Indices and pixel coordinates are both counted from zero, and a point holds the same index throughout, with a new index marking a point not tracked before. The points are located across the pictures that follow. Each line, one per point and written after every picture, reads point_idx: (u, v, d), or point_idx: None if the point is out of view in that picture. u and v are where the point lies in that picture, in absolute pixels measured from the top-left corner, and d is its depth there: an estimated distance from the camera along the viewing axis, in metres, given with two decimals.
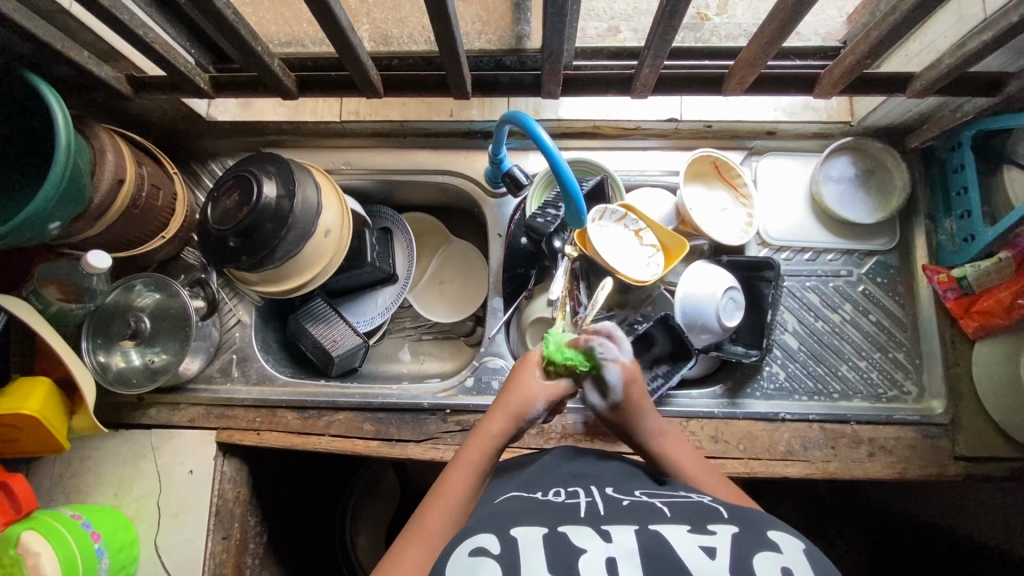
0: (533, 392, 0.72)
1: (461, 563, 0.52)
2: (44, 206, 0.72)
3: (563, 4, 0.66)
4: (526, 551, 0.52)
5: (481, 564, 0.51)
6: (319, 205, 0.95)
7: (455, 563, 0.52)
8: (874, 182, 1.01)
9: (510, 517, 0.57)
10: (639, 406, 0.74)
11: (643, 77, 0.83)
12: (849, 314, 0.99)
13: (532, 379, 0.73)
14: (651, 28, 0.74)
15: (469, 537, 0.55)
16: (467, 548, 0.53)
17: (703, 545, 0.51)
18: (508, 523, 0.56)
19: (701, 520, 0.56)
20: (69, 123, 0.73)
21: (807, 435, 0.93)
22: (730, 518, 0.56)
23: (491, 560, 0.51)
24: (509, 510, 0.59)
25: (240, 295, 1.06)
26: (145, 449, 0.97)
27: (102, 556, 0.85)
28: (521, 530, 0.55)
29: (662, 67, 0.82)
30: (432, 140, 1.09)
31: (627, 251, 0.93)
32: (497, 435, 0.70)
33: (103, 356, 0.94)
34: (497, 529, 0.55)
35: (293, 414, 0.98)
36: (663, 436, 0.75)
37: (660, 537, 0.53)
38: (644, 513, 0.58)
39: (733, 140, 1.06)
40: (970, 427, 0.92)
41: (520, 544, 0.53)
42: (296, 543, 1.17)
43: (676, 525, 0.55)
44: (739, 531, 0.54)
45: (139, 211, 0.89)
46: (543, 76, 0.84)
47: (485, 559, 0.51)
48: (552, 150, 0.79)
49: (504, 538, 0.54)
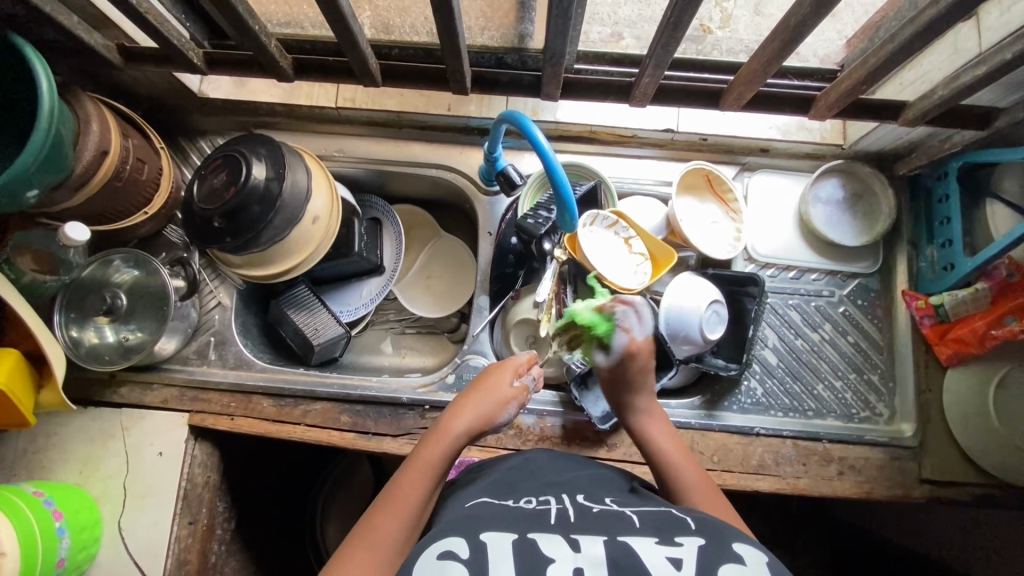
0: (506, 394, 0.77)
1: (429, 565, 0.52)
2: (23, 172, 0.70)
3: (567, 7, 0.66)
4: (494, 557, 0.52)
5: (449, 568, 0.51)
6: (308, 189, 0.96)
7: (422, 566, 0.52)
8: (861, 206, 1.03)
9: (479, 522, 0.57)
10: (634, 384, 0.83)
11: (642, 86, 0.83)
12: (828, 334, 1.01)
13: (503, 383, 0.77)
14: (654, 38, 0.74)
15: (437, 540, 0.55)
16: (436, 551, 0.53)
17: (670, 557, 0.52)
18: (477, 528, 0.56)
19: (669, 532, 0.56)
20: (54, 89, 0.71)
21: (780, 450, 0.95)
22: (697, 530, 0.57)
23: (458, 564, 0.51)
24: (478, 515, 0.59)
25: (222, 277, 1.04)
26: (114, 429, 0.95)
27: (63, 534, 0.84)
28: (490, 535, 0.55)
29: (663, 77, 0.81)
30: (428, 133, 1.07)
31: (616, 257, 0.95)
32: (459, 438, 0.72)
33: (75, 331, 0.92)
34: (466, 533, 0.55)
35: (269, 401, 0.97)
36: (650, 419, 0.83)
37: (628, 547, 0.54)
38: (614, 521, 0.58)
39: (726, 154, 1.06)
40: (937, 451, 0.95)
41: (488, 550, 0.53)
42: (265, 530, 1.16)
43: (643, 536, 0.56)
44: (705, 542, 0.55)
45: (122, 184, 0.87)
46: (543, 78, 0.83)
47: (451, 563, 0.52)
48: (548, 153, 0.78)
49: (473, 542, 0.54)
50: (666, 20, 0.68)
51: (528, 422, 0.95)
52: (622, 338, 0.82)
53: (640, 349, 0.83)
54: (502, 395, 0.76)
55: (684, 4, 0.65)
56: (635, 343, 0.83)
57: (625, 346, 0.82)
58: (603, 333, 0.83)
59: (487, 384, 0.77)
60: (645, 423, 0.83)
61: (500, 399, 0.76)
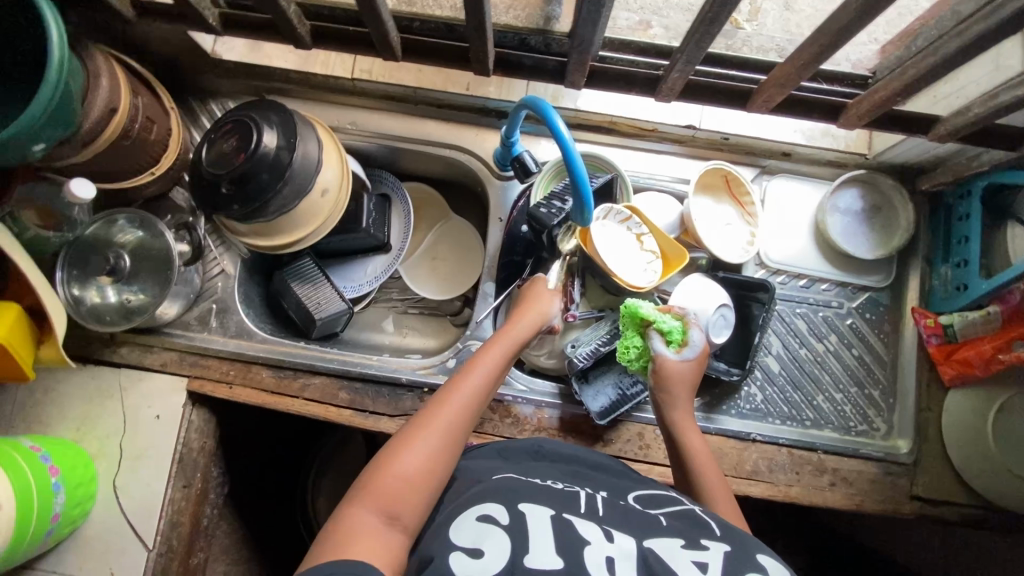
0: (548, 298, 0.87)
1: (474, 524, 0.60)
2: (29, 128, 0.69)
3: None
4: (531, 528, 0.60)
5: (489, 529, 0.59)
6: (319, 161, 0.94)
7: (468, 523, 0.61)
8: (879, 219, 1.01)
9: (518, 494, 0.65)
10: (681, 387, 0.85)
11: (671, 79, 0.80)
12: (833, 346, 1.00)
13: (544, 292, 0.88)
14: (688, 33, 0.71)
15: (481, 505, 0.64)
16: (480, 513, 0.62)
17: (696, 560, 0.57)
18: (517, 499, 0.64)
19: (694, 535, 0.62)
20: (64, 39, 0.68)
21: (775, 458, 0.95)
22: (722, 537, 0.62)
23: (499, 528, 0.60)
24: (517, 487, 0.67)
25: (227, 244, 1.02)
26: (112, 388, 0.95)
27: (58, 490, 0.84)
28: (529, 508, 0.62)
29: (692, 72, 0.79)
30: (443, 112, 1.05)
31: (626, 253, 0.94)
32: (506, 348, 0.80)
33: (77, 290, 0.91)
34: (507, 502, 0.64)
35: (268, 372, 0.97)
36: (683, 421, 0.84)
37: (655, 544, 0.60)
38: (643, 519, 0.64)
39: (747, 155, 1.04)
40: (930, 469, 0.95)
41: (526, 520, 0.61)
42: (257, 496, 1.19)
43: (669, 536, 0.61)
44: (730, 549, 0.60)
45: (130, 143, 0.85)
46: (568, 65, 0.81)
47: (492, 527, 0.60)
48: (568, 142, 0.75)
49: (513, 511, 0.62)
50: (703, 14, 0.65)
51: (526, 412, 0.95)
52: (694, 335, 0.87)
53: (700, 352, 0.87)
54: (545, 300, 0.87)
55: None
56: (700, 343, 0.87)
57: (699, 344, 0.87)
58: (666, 327, 0.86)
59: (534, 293, 0.88)
60: (678, 426, 0.84)
61: (544, 304, 0.87)
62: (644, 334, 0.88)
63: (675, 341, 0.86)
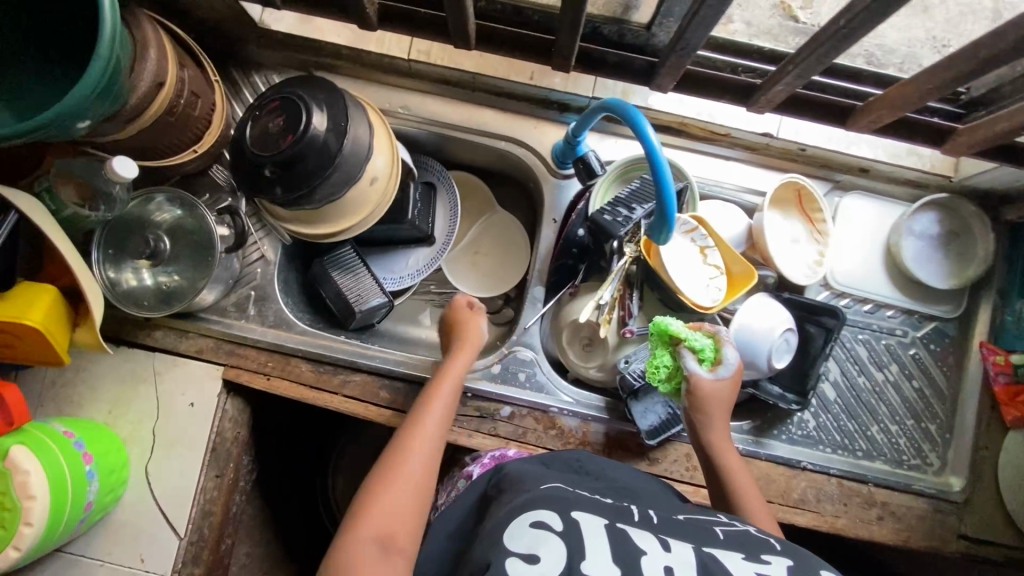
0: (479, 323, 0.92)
1: (525, 528, 0.56)
2: (79, 104, 0.63)
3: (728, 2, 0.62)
4: (588, 535, 0.57)
5: (543, 535, 0.55)
6: (369, 148, 0.89)
7: (519, 527, 0.56)
8: (955, 245, 0.96)
9: (568, 501, 0.61)
10: (716, 405, 0.80)
11: (772, 92, 0.80)
12: (893, 376, 0.96)
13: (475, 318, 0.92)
14: (806, 46, 0.70)
15: (529, 509, 0.59)
16: (529, 518, 0.58)
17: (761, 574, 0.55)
18: (568, 506, 0.60)
19: (754, 550, 0.59)
20: (116, 8, 0.63)
21: (824, 488, 0.92)
22: (783, 552, 0.59)
23: (553, 534, 0.56)
24: (563, 492, 0.63)
25: (267, 228, 0.98)
26: (146, 372, 0.92)
27: (92, 478, 0.82)
28: (581, 515, 0.59)
29: (796, 87, 0.79)
30: (502, 101, 0.98)
31: (689, 267, 0.89)
32: (456, 379, 0.84)
33: (112, 273, 0.87)
34: (559, 508, 0.60)
35: (308, 366, 0.93)
36: (719, 440, 0.81)
37: (716, 556, 0.57)
38: (697, 533, 0.61)
39: (823, 169, 0.98)
40: (981, 510, 0.92)
41: (581, 528, 0.57)
42: (280, 479, 1.16)
43: (730, 551, 0.58)
44: (793, 564, 0.57)
45: (175, 119, 0.80)
46: (662, 68, 0.79)
47: (547, 533, 0.56)
48: (657, 150, 0.70)
49: (566, 517, 0.58)
50: (835, 28, 0.65)
51: (571, 424, 0.92)
52: (728, 351, 0.81)
53: (736, 370, 0.81)
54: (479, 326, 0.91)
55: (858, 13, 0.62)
56: (734, 359, 0.81)
57: (734, 359, 0.81)
58: (698, 345, 0.81)
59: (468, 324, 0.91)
60: (716, 446, 0.81)
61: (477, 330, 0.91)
62: (674, 352, 0.83)
63: (708, 359, 0.81)
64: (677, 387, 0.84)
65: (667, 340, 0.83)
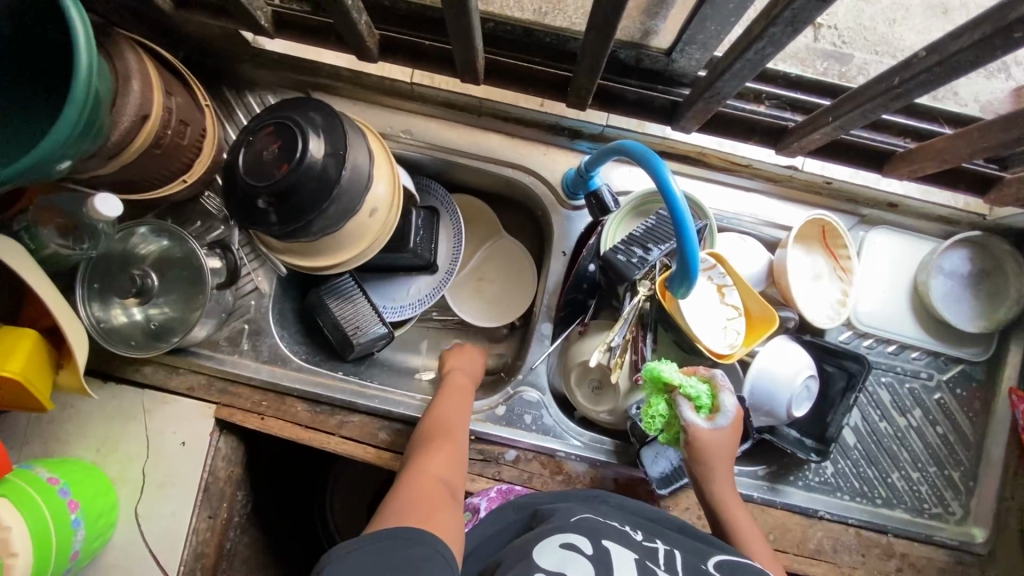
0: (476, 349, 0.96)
1: (554, 549, 0.59)
2: (58, 147, 0.58)
3: (767, 55, 0.58)
4: (614, 563, 0.57)
5: (570, 556, 0.57)
6: (369, 175, 0.83)
7: (548, 549, 0.59)
8: (986, 286, 0.90)
9: (601, 530, 0.63)
10: (719, 456, 0.74)
11: (806, 138, 0.75)
12: (916, 421, 0.92)
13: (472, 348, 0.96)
14: (853, 99, 0.66)
15: (561, 533, 0.61)
16: (559, 540, 0.60)
17: None
18: (600, 535, 0.61)
19: None
20: (91, 41, 0.57)
21: (840, 538, 0.88)
22: None
23: (579, 556, 0.58)
24: (599, 522, 0.65)
25: (261, 258, 0.93)
26: (134, 410, 0.88)
27: (78, 527, 0.77)
28: (611, 544, 0.60)
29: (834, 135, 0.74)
30: (508, 126, 0.93)
31: (705, 309, 0.84)
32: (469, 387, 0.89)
33: (99, 311, 0.82)
34: (591, 535, 0.61)
35: (304, 406, 0.89)
36: (724, 492, 0.75)
37: None
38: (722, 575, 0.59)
39: (848, 203, 0.94)
40: (1005, 563, 0.88)
41: (610, 555, 0.58)
42: (281, 513, 1.12)
43: None
44: None
45: (162, 151, 0.75)
46: (688, 112, 0.75)
47: (576, 555, 0.58)
48: (678, 199, 0.65)
49: (596, 544, 0.60)
50: (889, 85, 0.61)
51: (578, 469, 0.87)
52: (725, 398, 0.74)
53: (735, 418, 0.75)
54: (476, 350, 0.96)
55: (918, 73, 0.58)
56: (733, 406, 0.74)
57: (733, 407, 0.74)
58: (693, 393, 0.74)
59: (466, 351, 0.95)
60: (721, 498, 0.75)
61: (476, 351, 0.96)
62: (669, 399, 0.76)
63: (705, 407, 0.74)
64: (677, 435, 0.77)
65: (661, 388, 0.76)
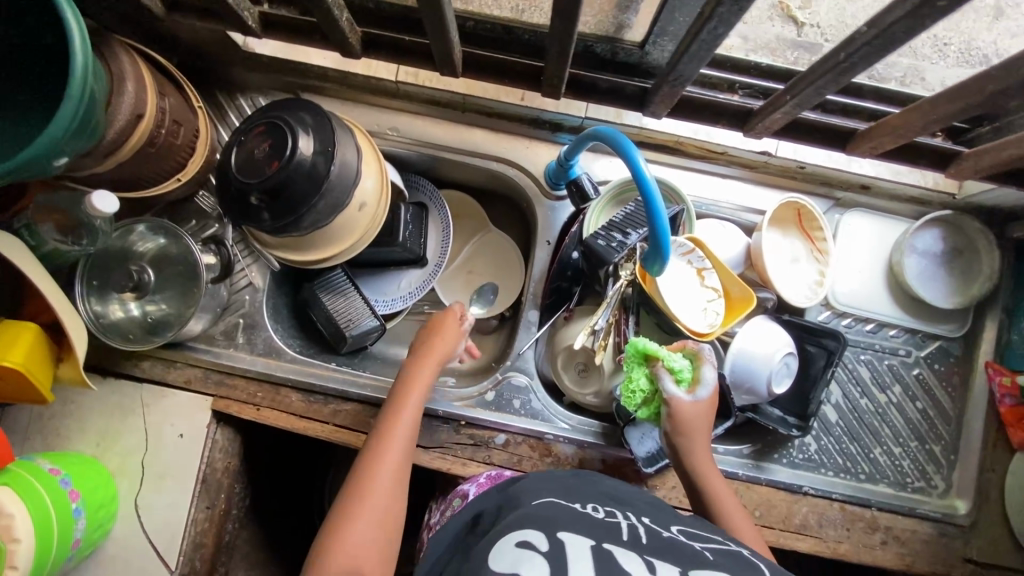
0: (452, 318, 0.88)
1: (507, 550, 0.52)
2: (54, 143, 0.61)
3: (720, 34, 0.61)
4: (570, 554, 0.51)
5: (523, 554, 0.51)
6: (357, 171, 0.86)
7: (500, 550, 0.52)
8: (960, 263, 0.93)
9: (553, 520, 0.56)
10: (697, 429, 0.76)
11: (770, 119, 0.79)
12: (897, 398, 0.94)
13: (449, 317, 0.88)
14: (807, 77, 0.69)
15: (515, 529, 0.55)
16: (512, 539, 0.53)
17: None
18: (553, 525, 0.55)
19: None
20: (86, 41, 0.60)
21: (825, 512, 0.90)
22: None
23: (534, 554, 0.51)
24: (550, 512, 0.58)
25: (255, 254, 0.96)
26: (133, 404, 0.91)
27: (80, 516, 0.80)
28: (567, 534, 0.54)
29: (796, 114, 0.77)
30: (492, 121, 0.97)
31: (685, 291, 0.87)
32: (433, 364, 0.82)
33: (99, 305, 0.85)
34: (544, 527, 0.55)
35: (297, 396, 0.91)
36: (704, 467, 0.76)
37: None
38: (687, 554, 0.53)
39: (822, 186, 0.96)
40: (987, 533, 0.90)
41: (567, 547, 0.52)
42: (276, 507, 1.14)
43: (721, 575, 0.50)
44: None
45: (156, 151, 0.78)
46: (656, 97, 0.78)
47: (530, 552, 0.51)
48: (648, 180, 0.68)
49: (551, 537, 0.53)
50: (836, 61, 0.64)
51: (566, 451, 0.90)
52: (706, 370, 0.77)
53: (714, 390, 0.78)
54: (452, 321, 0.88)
55: (860, 47, 0.61)
56: (712, 379, 0.77)
57: (712, 380, 0.77)
58: (674, 365, 0.77)
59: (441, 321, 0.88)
60: (701, 473, 0.76)
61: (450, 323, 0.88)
62: (650, 373, 0.79)
63: (686, 379, 0.77)
64: (657, 411, 0.80)
65: (643, 361, 0.79)
